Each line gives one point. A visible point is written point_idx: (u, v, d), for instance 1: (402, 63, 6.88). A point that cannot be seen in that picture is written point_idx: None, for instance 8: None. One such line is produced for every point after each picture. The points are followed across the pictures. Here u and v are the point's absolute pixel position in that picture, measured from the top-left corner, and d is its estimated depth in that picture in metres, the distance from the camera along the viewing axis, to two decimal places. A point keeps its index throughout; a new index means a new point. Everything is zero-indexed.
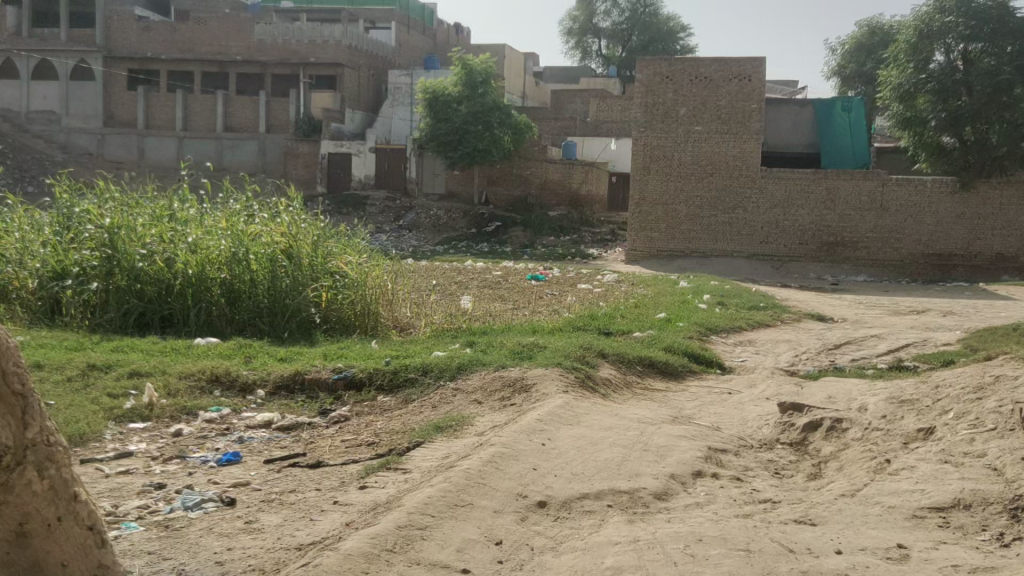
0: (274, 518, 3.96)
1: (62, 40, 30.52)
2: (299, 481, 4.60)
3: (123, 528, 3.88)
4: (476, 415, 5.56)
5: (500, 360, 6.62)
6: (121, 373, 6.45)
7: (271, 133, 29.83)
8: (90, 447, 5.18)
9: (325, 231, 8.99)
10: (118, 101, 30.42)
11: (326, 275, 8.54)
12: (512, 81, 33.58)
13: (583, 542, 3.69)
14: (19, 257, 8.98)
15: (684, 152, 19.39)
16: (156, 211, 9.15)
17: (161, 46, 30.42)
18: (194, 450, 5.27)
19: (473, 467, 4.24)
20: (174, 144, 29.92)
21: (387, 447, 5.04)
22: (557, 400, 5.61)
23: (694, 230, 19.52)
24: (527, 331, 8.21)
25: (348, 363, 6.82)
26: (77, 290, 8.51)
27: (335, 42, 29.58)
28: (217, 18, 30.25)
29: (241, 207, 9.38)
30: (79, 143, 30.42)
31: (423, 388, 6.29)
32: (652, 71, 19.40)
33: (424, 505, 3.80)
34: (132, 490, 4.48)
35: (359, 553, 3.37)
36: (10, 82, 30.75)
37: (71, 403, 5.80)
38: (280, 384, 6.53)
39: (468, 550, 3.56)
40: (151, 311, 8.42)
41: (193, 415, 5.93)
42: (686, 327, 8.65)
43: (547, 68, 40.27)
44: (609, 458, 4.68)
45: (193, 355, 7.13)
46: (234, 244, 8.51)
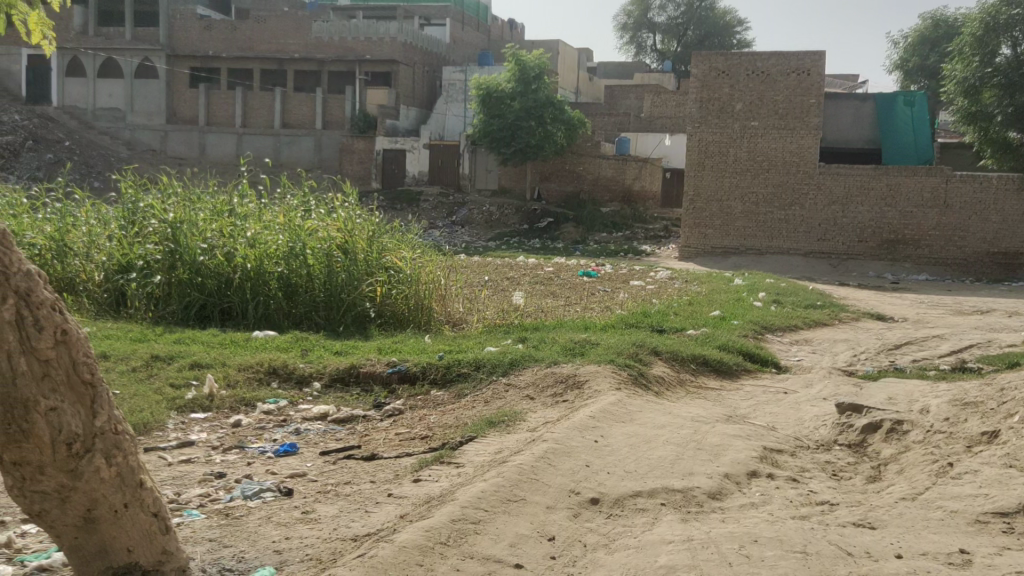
0: (330, 510, 4.03)
1: (127, 38, 31.34)
2: (354, 473, 4.67)
3: (185, 516, 3.98)
4: (528, 411, 5.57)
5: (553, 357, 6.63)
6: (183, 364, 6.62)
7: (328, 129, 30.16)
8: (153, 436, 5.34)
9: (380, 227, 9.05)
10: (180, 99, 31.21)
11: (380, 270, 8.62)
12: (566, 77, 33.52)
13: (636, 540, 3.67)
14: (86, 251, 9.22)
15: (740, 148, 19.15)
16: (216, 206, 9.33)
17: (221, 44, 31.11)
18: (252, 440, 5.38)
19: (526, 463, 4.26)
20: (234, 141, 30.56)
21: (440, 441, 5.08)
22: (610, 397, 5.59)
23: (749, 226, 19.28)
24: (579, 326, 8.24)
25: (401, 357, 6.89)
26: (140, 283, 8.72)
27: (391, 38, 29.83)
28: (276, 15, 30.71)
29: (298, 203, 9.53)
30: (143, 140, 31.25)
31: (476, 383, 6.33)
32: (708, 65, 19.17)
33: (477, 499, 3.82)
34: (193, 478, 4.60)
35: (412, 545, 3.40)
36: (78, 80, 31.68)
37: (135, 393, 5.99)
38: (336, 377, 6.64)
39: (521, 546, 3.57)
40: (211, 305, 8.61)
41: (251, 406, 6.06)
42: (741, 325, 8.55)
43: (600, 64, 40.18)
44: (663, 456, 4.66)
45: (252, 348, 7.28)
46: (292, 239, 8.67)
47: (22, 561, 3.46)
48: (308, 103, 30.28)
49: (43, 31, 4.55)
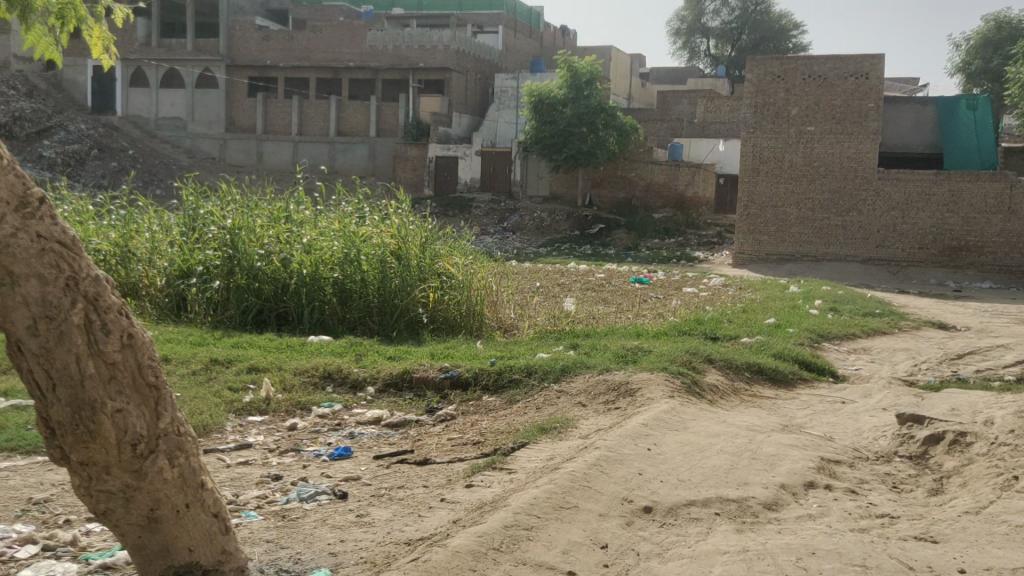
0: (384, 513, 4.07)
1: (188, 49, 32.11)
2: (407, 477, 4.71)
3: (243, 517, 4.06)
4: (580, 418, 5.55)
5: (604, 364, 6.61)
6: (240, 368, 6.75)
7: (381, 136, 30.57)
8: (212, 437, 5.46)
9: (433, 233, 9.13)
10: (239, 107, 31.95)
11: (433, 276, 8.70)
12: (619, 82, 33.42)
13: (690, 550, 3.63)
14: (149, 257, 9.45)
15: (795, 153, 18.88)
16: (273, 213, 9.52)
17: (279, 54, 31.61)
18: (307, 443, 5.46)
19: (578, 470, 4.25)
20: (290, 149, 31.12)
21: (492, 447, 5.10)
22: (663, 405, 5.54)
23: (805, 233, 18.98)
24: (631, 334, 8.19)
25: (454, 363, 6.93)
26: (200, 288, 8.91)
27: (444, 46, 30.04)
28: (331, 26, 30.95)
29: (352, 210, 9.68)
30: (204, 148, 32.07)
31: (528, 389, 6.35)
32: (763, 70, 18.97)
33: (529, 506, 3.83)
34: (251, 480, 4.69)
35: (466, 550, 3.41)
36: (141, 90, 32.58)
37: (196, 395, 6.14)
38: (389, 382, 6.70)
39: (574, 553, 3.57)
40: (268, 309, 8.77)
41: (306, 410, 6.16)
42: (796, 333, 8.40)
43: (653, 69, 40.02)
44: (717, 465, 4.61)
45: (307, 353, 7.39)
46: (347, 245, 8.79)
47: (87, 559, 3.56)
48: (362, 111, 30.70)
49: (106, 45, 4.78)
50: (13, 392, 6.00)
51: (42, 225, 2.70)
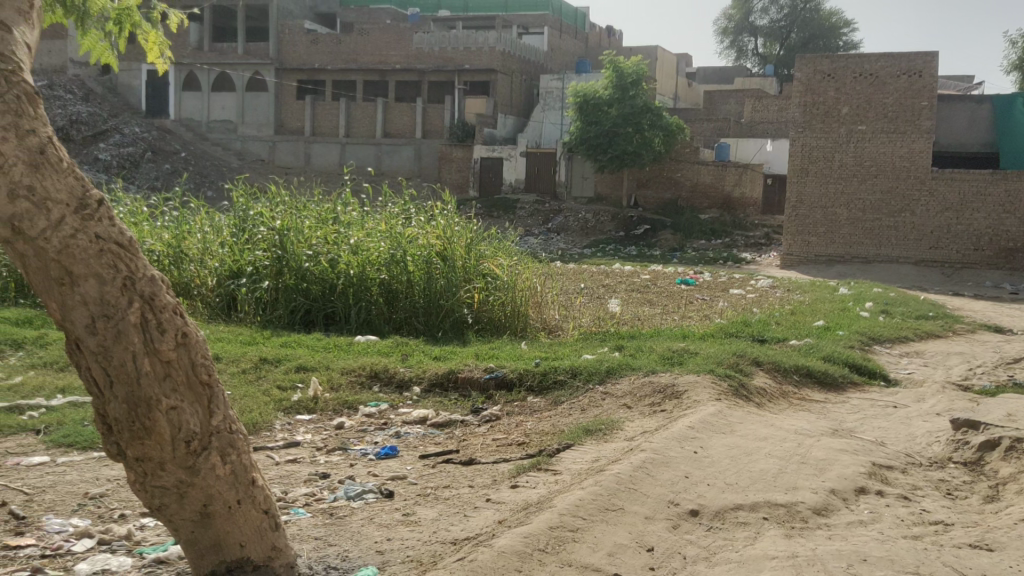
0: (430, 513, 4.09)
1: (238, 53, 32.67)
2: (453, 477, 4.74)
3: (292, 514, 4.12)
4: (626, 420, 5.53)
5: (650, 365, 6.57)
6: (289, 368, 6.85)
7: (427, 137, 30.70)
8: (261, 435, 5.55)
9: (478, 234, 9.18)
10: (288, 110, 32.37)
11: (478, 276, 8.75)
12: (665, 83, 33.20)
13: (739, 555, 3.60)
14: (200, 257, 9.57)
15: (846, 153, 18.58)
16: (321, 214, 9.65)
17: (327, 57, 32.04)
18: (354, 442, 5.52)
19: (624, 472, 4.23)
20: (337, 150, 31.39)
21: (537, 448, 5.10)
22: (709, 408, 5.49)
23: (855, 234, 18.65)
24: (677, 336, 8.13)
25: (499, 363, 6.95)
26: (250, 288, 9.04)
27: (490, 48, 30.11)
28: (379, 28, 31.29)
29: (399, 211, 9.77)
30: (254, 150, 32.53)
31: (572, 390, 6.34)
32: (812, 68, 18.71)
33: (575, 507, 3.81)
34: (299, 478, 4.76)
35: (511, 551, 3.41)
36: (193, 93, 33.21)
37: (246, 393, 6.25)
38: (435, 382, 6.74)
39: (620, 555, 3.55)
40: (316, 309, 8.87)
41: (353, 409, 6.22)
42: (847, 336, 8.26)
43: (700, 68, 39.72)
44: (765, 469, 4.55)
45: (354, 352, 7.46)
46: (393, 246, 8.86)
47: (142, 553, 3.64)
48: (408, 112, 30.93)
49: (162, 50, 4.89)
50: (71, 388, 6.16)
51: (100, 226, 2.77)
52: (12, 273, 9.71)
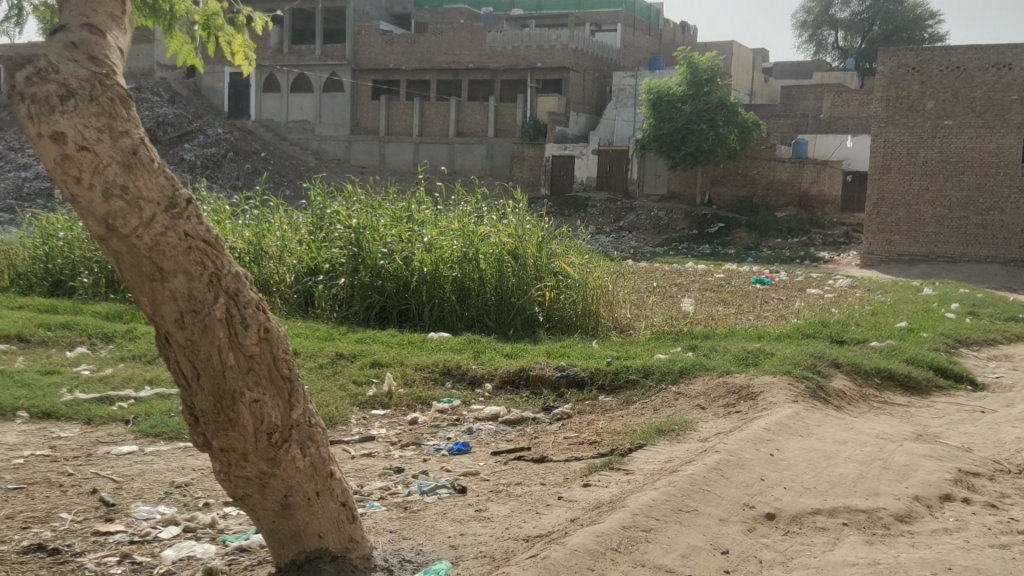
0: (502, 509, 4.12)
1: (316, 55, 33.36)
2: (524, 474, 4.75)
3: (368, 507, 4.20)
4: (699, 420, 5.46)
5: (724, 365, 6.49)
6: (364, 363, 6.98)
7: (499, 136, 30.79)
8: (338, 429, 5.67)
9: (549, 233, 9.26)
10: (364, 110, 32.91)
11: (549, 275, 8.83)
12: (741, 78, 32.65)
13: (817, 560, 3.53)
14: (279, 255, 9.72)
15: (931, 149, 17.97)
16: (396, 213, 9.79)
17: (401, 57, 32.49)
18: (428, 437, 5.59)
19: (698, 473, 4.18)
20: (411, 150, 31.78)
21: (609, 447, 5.08)
22: (786, 410, 5.38)
23: (940, 232, 18.04)
24: (752, 336, 7.99)
25: (570, 362, 6.95)
26: (327, 285, 9.21)
27: (563, 45, 30.05)
28: (452, 28, 31.63)
29: (471, 210, 9.87)
30: (329, 150, 33.23)
31: (645, 390, 6.30)
32: (896, 62, 18.08)
33: (648, 507, 3.77)
34: (374, 472, 4.84)
35: (584, 549, 3.39)
36: (273, 94, 34.10)
37: (322, 388, 6.39)
38: (507, 378, 6.77)
39: (694, 557, 3.52)
40: (390, 306, 8.99)
41: (426, 404, 6.29)
42: (931, 338, 7.99)
43: (777, 63, 39.03)
44: (845, 473, 4.44)
45: (428, 349, 7.55)
46: (466, 244, 8.95)
47: (225, 541, 3.76)
48: (481, 112, 31.04)
49: (247, 52, 5.02)
50: (158, 380, 6.39)
51: (189, 224, 2.86)
52: (104, 269, 10.09)
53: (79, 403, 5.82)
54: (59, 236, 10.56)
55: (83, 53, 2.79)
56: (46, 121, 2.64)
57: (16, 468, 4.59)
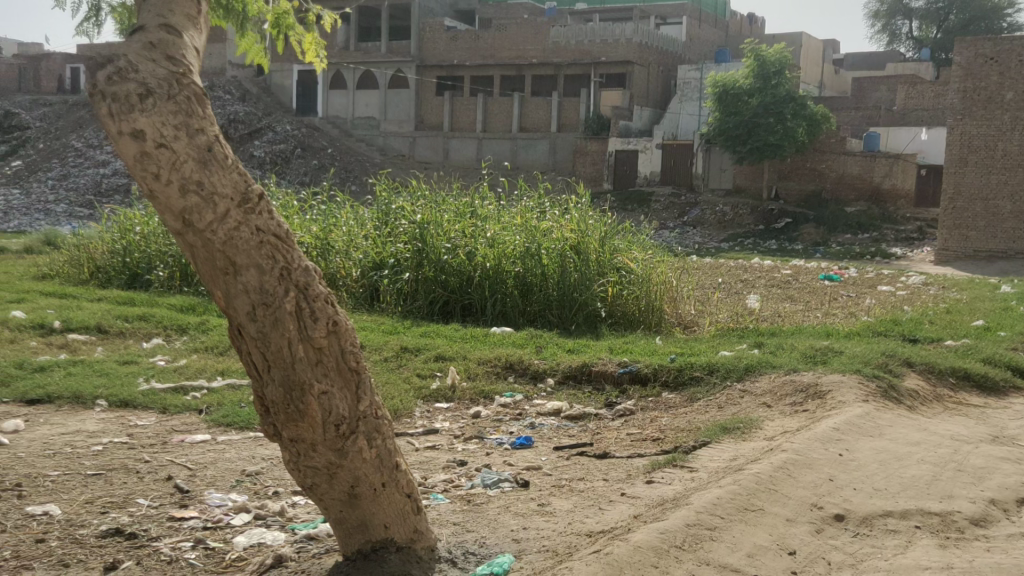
0: (566, 504, 4.12)
1: (382, 52, 33.86)
2: (587, 470, 4.74)
3: (432, 499, 4.25)
4: (765, 418, 5.38)
5: (792, 364, 6.37)
6: (428, 357, 7.04)
7: (562, 132, 30.67)
8: (403, 422, 5.74)
9: (612, 228, 9.22)
10: (428, 106, 33.22)
11: (612, 270, 8.80)
12: (810, 70, 31.96)
13: (887, 563, 3.45)
14: (346, 249, 9.85)
15: (1011, 141, 17.32)
16: (460, 208, 9.83)
17: (466, 53, 32.71)
18: (491, 431, 5.62)
19: (764, 472, 4.11)
20: (474, 145, 31.93)
21: (672, 444, 5.04)
22: (856, 409, 5.26)
23: (1020, 228, 17.47)
24: (821, 334, 7.81)
25: (633, 358, 6.90)
26: (392, 279, 9.32)
27: (626, 40, 29.76)
28: (517, 23, 31.71)
29: (534, 204, 9.87)
30: (394, 146, 33.64)
31: (709, 387, 6.23)
32: (974, 52, 17.43)
33: (712, 505, 3.73)
34: (438, 464, 4.89)
35: (647, 546, 3.37)
36: (340, 92, 34.71)
37: (387, 381, 6.48)
38: (569, 374, 6.76)
39: (760, 557, 3.47)
40: (454, 300, 9.06)
41: (489, 398, 6.33)
42: (1010, 337, 7.70)
43: (849, 54, 38.14)
44: (917, 475, 4.33)
45: (491, 343, 7.59)
46: (529, 239, 8.96)
47: (293, 529, 3.84)
48: (544, 107, 30.98)
49: (318, 50, 5.14)
50: (229, 371, 6.57)
51: (261, 218, 2.94)
52: (178, 264, 10.40)
53: (156, 392, 6.01)
54: (136, 230, 10.88)
55: (161, 53, 2.86)
56: (126, 119, 2.73)
57: (95, 454, 4.77)
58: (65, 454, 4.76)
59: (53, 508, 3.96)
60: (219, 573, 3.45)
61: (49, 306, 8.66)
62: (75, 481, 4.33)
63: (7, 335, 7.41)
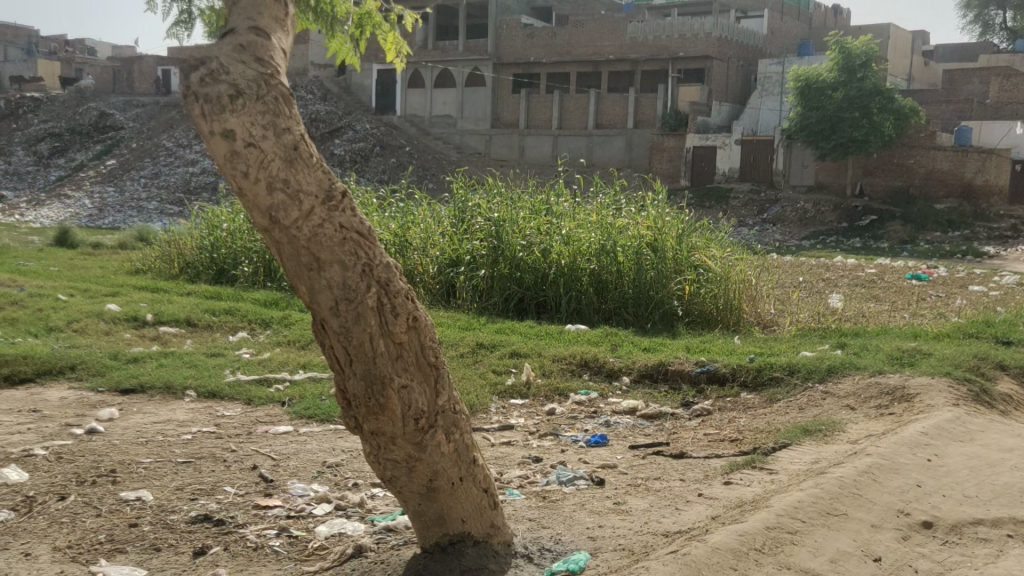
0: (642, 503, 4.09)
1: (460, 50, 34.31)
2: (664, 469, 4.71)
3: (508, 495, 4.28)
4: (849, 421, 5.24)
5: (877, 365, 6.18)
6: (503, 354, 7.08)
7: (638, 128, 30.35)
8: (480, 417, 5.79)
9: (689, 225, 9.11)
10: (505, 104, 33.44)
11: (689, 268, 8.69)
12: (898, 62, 30.95)
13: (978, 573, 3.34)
14: (422, 246, 9.93)
15: None
16: (535, 205, 9.83)
17: (542, 50, 32.78)
18: (566, 429, 5.61)
19: (847, 477, 3.99)
20: (550, 142, 31.88)
21: (751, 445, 4.96)
22: (946, 414, 5.08)
23: None
24: (908, 335, 7.57)
25: (710, 357, 6.81)
26: (468, 276, 9.39)
27: (706, 34, 29.28)
28: (594, 19, 31.64)
29: (610, 202, 9.82)
30: (471, 144, 33.88)
31: (789, 388, 6.10)
32: None
33: (794, 509, 3.64)
34: (514, 460, 4.91)
35: (726, 548, 3.31)
36: (418, 91, 35.15)
37: (463, 376, 6.55)
38: (645, 372, 6.70)
39: (843, 563, 3.39)
40: (529, 297, 9.08)
41: (564, 396, 6.33)
42: None
43: (939, 46, 36.76)
44: (1011, 483, 4.15)
45: (566, 341, 7.59)
46: (604, 236, 8.91)
47: (373, 521, 3.91)
48: (620, 103, 30.76)
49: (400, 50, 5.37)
50: (310, 364, 6.73)
51: (344, 216, 3.00)
52: (262, 260, 10.68)
53: (241, 384, 6.20)
54: (223, 227, 11.21)
55: (250, 55, 2.93)
56: (216, 119, 2.80)
57: (185, 443, 4.94)
58: (157, 442, 4.95)
59: (146, 494, 4.12)
60: (302, 561, 3.55)
61: (142, 300, 9.00)
62: (166, 469, 4.50)
63: (104, 327, 7.74)
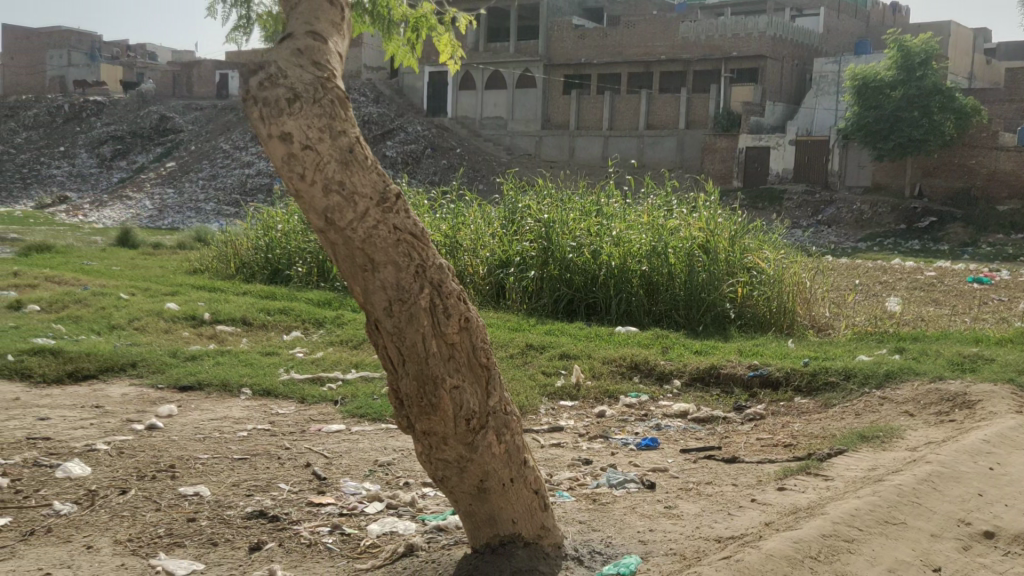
0: (693, 508, 4.05)
1: (511, 52, 34.55)
2: (716, 474, 4.66)
3: (558, 497, 4.27)
4: (907, 428, 5.12)
5: (937, 371, 6.03)
6: (552, 355, 7.07)
7: (690, 128, 30.06)
8: (530, 418, 5.79)
9: (741, 226, 9.01)
10: (555, 105, 33.46)
11: (742, 270, 8.60)
12: (959, 60, 30.19)
13: None
14: (472, 247, 9.97)
15: None
16: (585, 206, 9.80)
17: (593, 51, 32.81)
18: (616, 431, 5.58)
19: (906, 484, 3.89)
20: (600, 143, 31.76)
21: (806, 451, 4.88)
22: (1009, 421, 4.93)
23: None
24: (969, 339, 7.39)
25: (764, 361, 6.71)
26: (517, 277, 9.40)
27: (759, 33, 28.91)
28: (646, 19, 31.46)
29: (661, 203, 9.76)
30: (521, 145, 33.93)
31: (845, 393, 5.99)
32: None
33: (850, 516, 3.56)
34: (564, 462, 4.91)
35: (780, 554, 3.25)
36: (469, 92, 35.30)
37: (514, 377, 6.56)
38: (697, 375, 6.65)
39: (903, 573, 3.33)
40: (578, 299, 9.06)
41: (614, 398, 6.30)
42: None
43: (1003, 44, 35.75)
44: None
45: (616, 343, 7.56)
46: (655, 237, 8.86)
47: (424, 520, 3.94)
48: (672, 104, 30.50)
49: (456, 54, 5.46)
50: (363, 364, 6.81)
51: (398, 217, 3.02)
52: (316, 260, 10.87)
53: (295, 382, 6.30)
54: (278, 228, 11.41)
55: (307, 59, 2.98)
56: (274, 122, 2.85)
57: (240, 440, 5.03)
58: (214, 439, 5.05)
59: (203, 489, 4.20)
60: (355, 558, 3.59)
61: (200, 300, 9.18)
62: (223, 465, 4.59)
63: (163, 326, 7.93)
